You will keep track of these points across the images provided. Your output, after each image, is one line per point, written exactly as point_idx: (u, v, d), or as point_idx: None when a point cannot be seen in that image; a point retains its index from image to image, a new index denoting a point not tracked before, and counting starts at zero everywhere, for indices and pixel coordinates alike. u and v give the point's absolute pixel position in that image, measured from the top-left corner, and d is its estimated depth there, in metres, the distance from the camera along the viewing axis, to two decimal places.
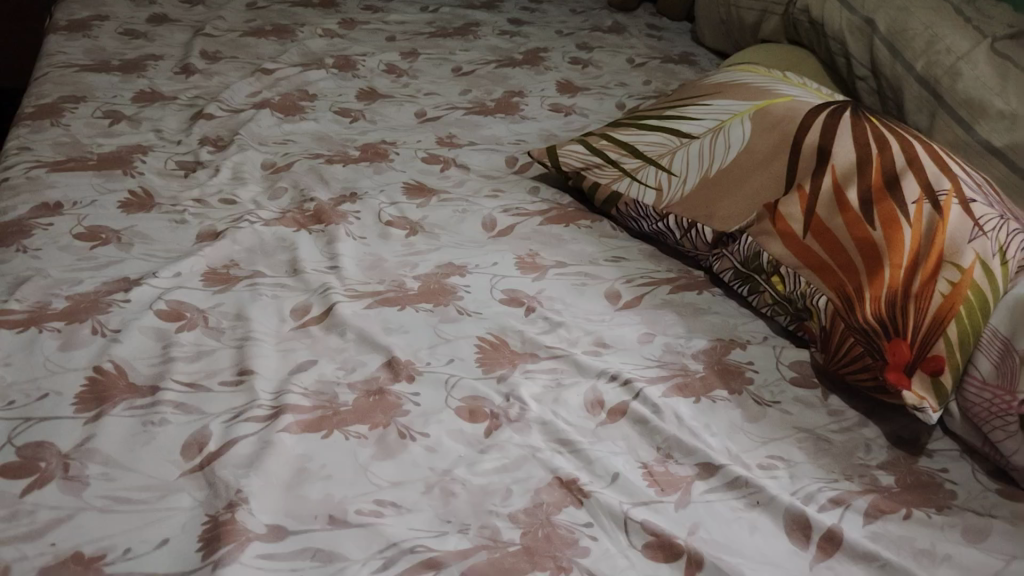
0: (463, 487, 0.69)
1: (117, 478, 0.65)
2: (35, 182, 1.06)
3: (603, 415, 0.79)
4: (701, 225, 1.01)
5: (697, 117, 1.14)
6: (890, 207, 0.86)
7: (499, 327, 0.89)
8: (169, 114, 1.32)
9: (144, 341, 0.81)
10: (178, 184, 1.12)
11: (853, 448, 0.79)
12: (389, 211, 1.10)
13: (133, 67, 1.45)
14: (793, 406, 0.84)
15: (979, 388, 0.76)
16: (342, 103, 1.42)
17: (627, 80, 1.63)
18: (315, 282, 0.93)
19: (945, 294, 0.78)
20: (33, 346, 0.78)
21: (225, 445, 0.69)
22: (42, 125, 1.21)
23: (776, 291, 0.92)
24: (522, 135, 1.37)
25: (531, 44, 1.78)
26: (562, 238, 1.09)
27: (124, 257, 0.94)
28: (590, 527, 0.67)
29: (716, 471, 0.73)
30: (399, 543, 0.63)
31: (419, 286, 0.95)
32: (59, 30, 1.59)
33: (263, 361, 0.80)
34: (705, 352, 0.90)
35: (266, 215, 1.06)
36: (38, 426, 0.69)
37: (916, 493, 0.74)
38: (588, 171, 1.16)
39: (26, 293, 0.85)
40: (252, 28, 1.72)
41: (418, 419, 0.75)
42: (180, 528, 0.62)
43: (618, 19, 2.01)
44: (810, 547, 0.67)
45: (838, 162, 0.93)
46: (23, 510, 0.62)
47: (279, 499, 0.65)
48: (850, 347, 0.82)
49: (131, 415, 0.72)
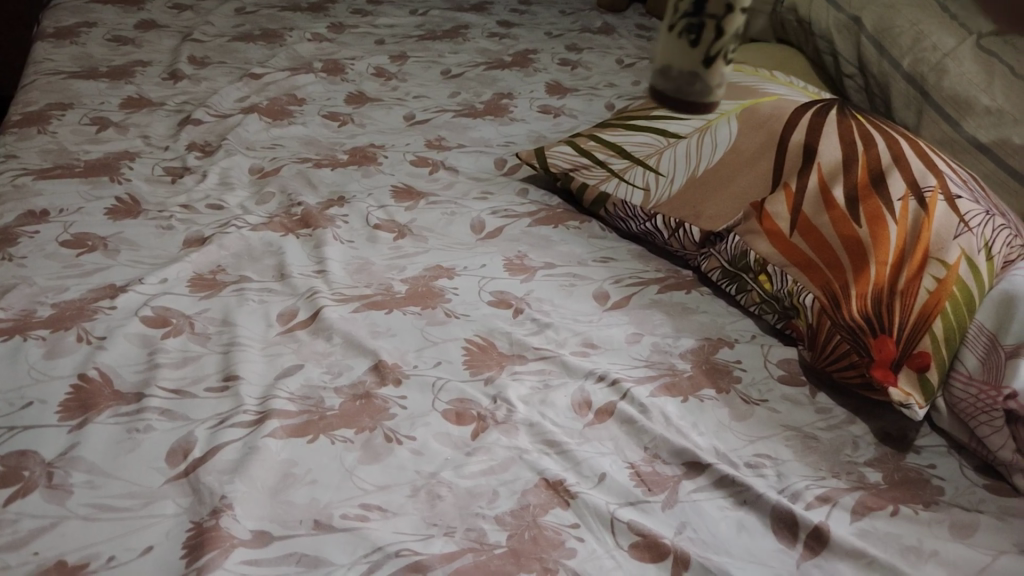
0: (449, 490, 0.69)
1: (102, 486, 0.65)
2: (21, 190, 1.06)
3: (590, 416, 0.78)
4: (688, 224, 1.01)
5: (685, 117, 1.14)
6: (876, 204, 0.86)
7: (487, 329, 0.89)
8: (156, 120, 1.31)
9: (129, 349, 0.80)
10: (165, 190, 1.12)
11: (841, 446, 0.79)
12: (378, 214, 1.10)
13: (120, 73, 1.45)
14: (781, 404, 0.84)
15: (965, 384, 0.76)
16: (331, 107, 1.42)
17: (616, 81, 1.63)
18: (303, 287, 0.93)
19: (931, 291, 0.79)
20: (18, 354, 0.78)
21: (210, 452, 0.69)
22: (28, 133, 1.21)
23: (764, 289, 0.92)
24: (511, 137, 1.37)
25: (520, 46, 1.78)
26: (551, 239, 1.09)
27: (110, 263, 0.94)
28: (577, 529, 0.67)
29: (703, 470, 0.73)
30: (385, 547, 0.63)
31: (406, 289, 0.94)
32: (47, 38, 1.58)
33: (249, 366, 0.80)
34: (693, 351, 0.90)
35: (254, 220, 1.06)
36: (22, 435, 0.69)
37: (903, 489, 0.74)
38: (576, 172, 1.16)
39: (11, 301, 0.85)
40: (240, 33, 1.72)
41: (405, 422, 0.75)
42: (164, 535, 0.62)
43: (607, 20, 2.01)
44: (797, 545, 0.67)
45: (824, 160, 0.93)
46: (6, 519, 0.62)
47: (264, 505, 0.65)
48: (837, 344, 0.82)
49: (116, 422, 0.71)
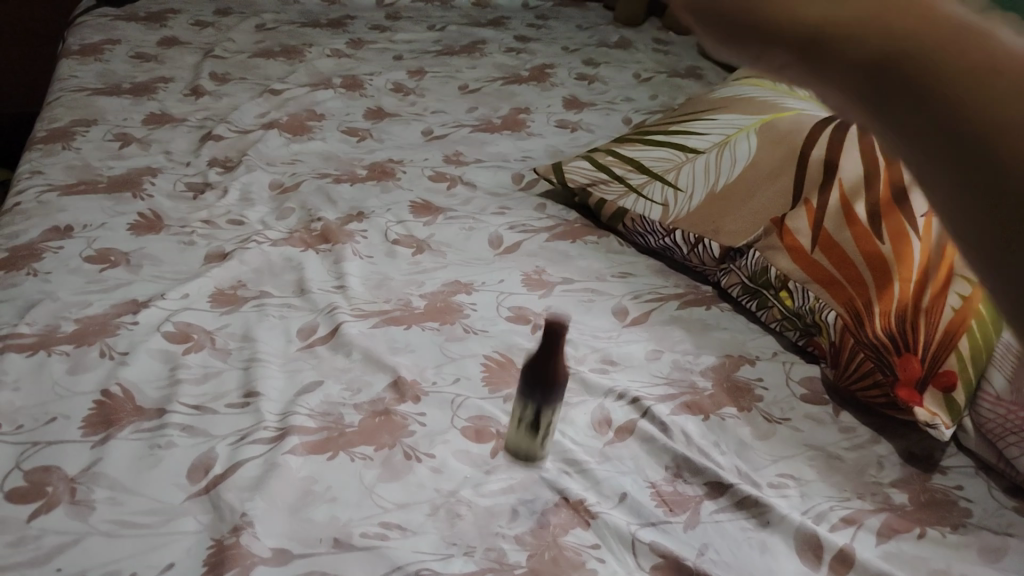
0: (469, 508, 0.68)
1: (124, 502, 0.65)
2: (46, 206, 1.07)
3: (610, 434, 0.78)
4: (708, 240, 1.00)
5: (703, 132, 1.14)
6: (898, 220, 0.85)
7: (506, 345, 0.89)
8: (178, 136, 1.33)
9: (151, 364, 0.81)
10: (187, 206, 1.13)
11: (865, 466, 0.78)
12: (396, 230, 1.10)
13: (143, 90, 1.47)
14: (804, 423, 0.83)
15: (993, 404, 0.75)
16: (350, 123, 1.43)
17: (633, 95, 1.64)
18: (322, 302, 0.93)
19: (956, 308, 0.77)
20: (42, 370, 0.79)
21: (231, 468, 0.69)
22: (54, 149, 1.23)
23: (785, 306, 0.92)
24: (529, 152, 1.37)
25: (537, 61, 1.79)
26: (569, 255, 1.09)
27: (133, 279, 0.95)
28: (597, 549, 0.66)
29: (725, 490, 0.72)
30: (405, 566, 0.62)
31: (425, 305, 0.95)
32: (72, 55, 1.61)
33: (270, 382, 0.80)
34: (713, 368, 0.89)
35: (274, 235, 1.07)
36: (46, 450, 0.70)
37: (930, 511, 0.73)
38: (594, 187, 1.16)
39: (36, 317, 0.86)
40: (261, 50, 1.74)
41: (424, 440, 0.75)
42: (185, 552, 0.62)
43: (624, 34, 2.02)
44: (822, 568, 0.66)
45: (845, 176, 0.93)
46: (29, 535, 0.62)
47: (285, 522, 0.65)
48: (861, 363, 0.81)
49: (138, 438, 0.72)
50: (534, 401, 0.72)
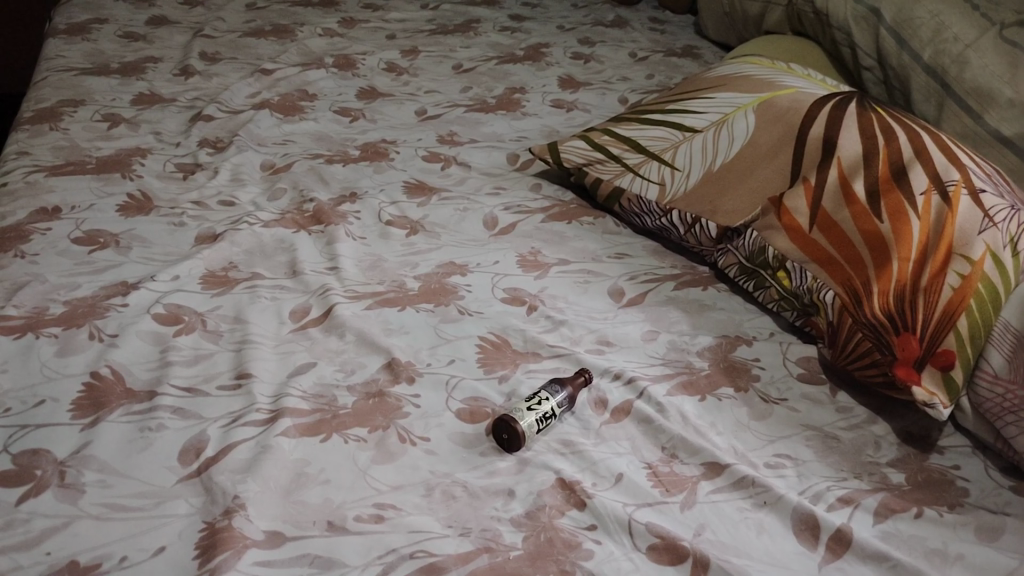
0: (464, 490, 0.68)
1: (114, 485, 0.65)
2: (34, 187, 1.06)
3: (606, 415, 0.77)
4: (705, 219, 0.99)
5: (701, 110, 1.12)
6: (897, 199, 0.84)
7: (501, 326, 0.88)
8: (168, 116, 1.31)
9: (142, 347, 0.80)
10: (177, 186, 1.11)
11: (862, 446, 0.77)
12: (390, 210, 1.09)
13: (132, 69, 1.45)
14: (800, 403, 0.82)
15: (991, 383, 0.74)
16: (342, 103, 1.41)
17: (629, 74, 1.62)
18: (315, 283, 0.92)
19: (955, 287, 0.76)
20: (30, 352, 0.77)
21: (222, 451, 0.68)
22: (40, 129, 1.21)
23: (782, 286, 0.91)
24: (524, 132, 1.35)
25: (532, 40, 1.77)
26: (565, 235, 1.08)
27: (122, 260, 0.93)
28: (593, 531, 0.65)
29: (722, 471, 0.72)
30: (399, 549, 0.62)
31: (419, 286, 0.93)
32: (59, 34, 1.58)
33: (263, 364, 0.79)
34: (710, 349, 0.88)
35: (265, 216, 1.05)
36: (35, 433, 0.69)
37: (927, 491, 0.73)
38: (590, 167, 1.15)
39: (23, 299, 0.84)
40: (252, 29, 1.71)
41: (419, 422, 0.74)
42: (177, 535, 0.61)
43: (620, 13, 1.99)
44: (818, 548, 0.66)
45: (844, 154, 0.91)
46: (19, 519, 0.61)
47: (277, 505, 0.65)
48: (859, 342, 0.80)
49: (128, 421, 0.71)
50: (501, 427, 0.72)
